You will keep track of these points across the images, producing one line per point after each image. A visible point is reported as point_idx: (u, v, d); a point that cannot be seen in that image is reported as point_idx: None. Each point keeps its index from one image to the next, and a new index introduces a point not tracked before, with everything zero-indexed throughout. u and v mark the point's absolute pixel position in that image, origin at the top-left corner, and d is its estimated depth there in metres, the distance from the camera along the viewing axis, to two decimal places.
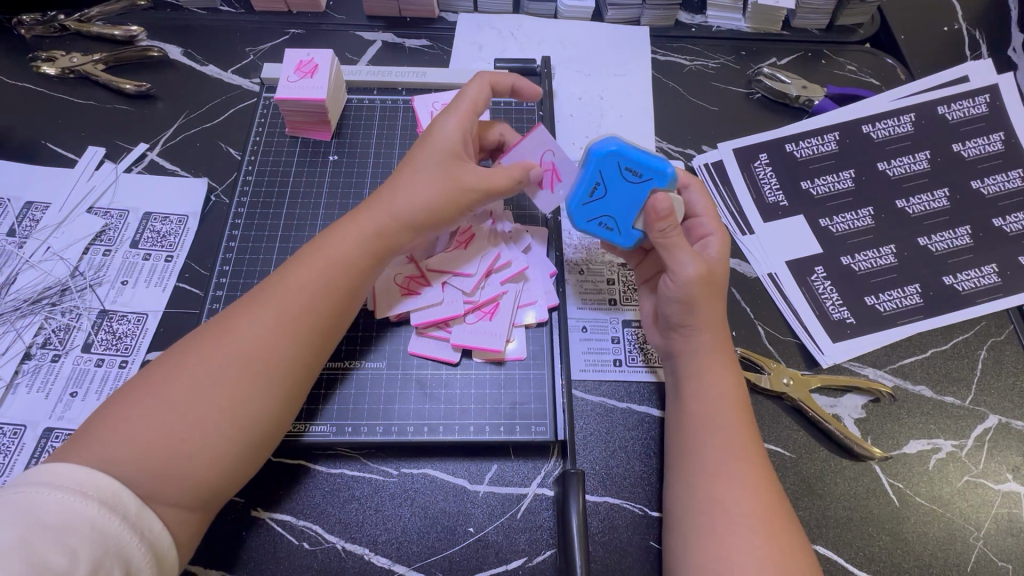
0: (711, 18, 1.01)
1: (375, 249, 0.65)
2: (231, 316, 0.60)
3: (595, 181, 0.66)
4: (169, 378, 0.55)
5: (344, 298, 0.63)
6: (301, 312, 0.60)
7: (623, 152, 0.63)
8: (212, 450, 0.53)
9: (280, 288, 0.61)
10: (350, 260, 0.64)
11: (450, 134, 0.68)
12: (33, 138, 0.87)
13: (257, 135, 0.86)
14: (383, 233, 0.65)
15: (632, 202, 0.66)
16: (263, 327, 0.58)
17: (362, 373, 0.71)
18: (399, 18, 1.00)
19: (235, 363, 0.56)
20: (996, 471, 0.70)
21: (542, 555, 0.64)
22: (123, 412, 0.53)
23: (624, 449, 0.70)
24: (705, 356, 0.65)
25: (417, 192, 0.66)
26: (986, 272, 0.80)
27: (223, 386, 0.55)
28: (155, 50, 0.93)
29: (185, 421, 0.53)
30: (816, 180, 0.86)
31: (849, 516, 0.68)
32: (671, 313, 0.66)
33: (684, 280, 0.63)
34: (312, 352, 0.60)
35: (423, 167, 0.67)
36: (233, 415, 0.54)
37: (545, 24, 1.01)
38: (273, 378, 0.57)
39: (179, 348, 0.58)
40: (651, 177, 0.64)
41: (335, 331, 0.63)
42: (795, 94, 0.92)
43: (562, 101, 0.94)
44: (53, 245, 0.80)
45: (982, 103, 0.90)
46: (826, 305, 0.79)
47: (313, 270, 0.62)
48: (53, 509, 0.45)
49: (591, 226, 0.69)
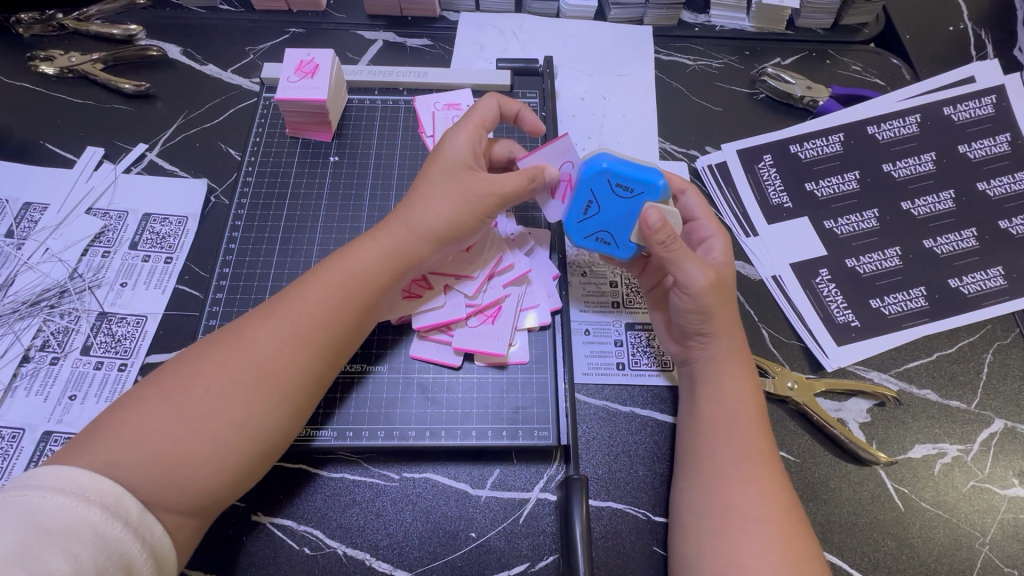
0: (715, 17, 1.00)
1: (391, 261, 0.64)
2: (245, 326, 0.59)
3: (587, 199, 0.65)
4: (179, 387, 0.54)
5: (359, 310, 0.62)
6: (316, 325, 0.59)
7: (612, 168, 0.63)
8: (221, 460, 0.53)
9: (295, 300, 0.60)
10: (366, 273, 0.63)
11: (463, 146, 0.68)
12: (31, 137, 0.87)
13: (257, 136, 0.85)
14: (399, 244, 0.65)
15: (625, 216, 0.65)
16: (277, 339, 0.58)
17: (363, 377, 0.70)
18: (400, 16, 0.99)
19: (248, 376, 0.55)
20: (1002, 476, 0.70)
21: (545, 561, 0.64)
22: (124, 416, 0.52)
23: (627, 453, 0.69)
24: (720, 361, 0.65)
25: (432, 204, 0.65)
26: (992, 274, 0.80)
27: (234, 398, 0.54)
28: (154, 49, 0.92)
29: (193, 430, 0.52)
30: (821, 181, 0.86)
31: (854, 521, 0.67)
32: (687, 324, 0.65)
33: (696, 290, 0.62)
34: (325, 364, 0.60)
35: (437, 180, 0.67)
36: (244, 427, 0.54)
37: (547, 24, 1.00)
38: (285, 391, 0.57)
39: (189, 358, 0.57)
40: (642, 190, 0.63)
41: (349, 344, 0.62)
42: (799, 94, 0.91)
43: (564, 102, 0.93)
44: (52, 246, 0.79)
45: (988, 103, 0.89)
46: (831, 308, 0.78)
47: (328, 282, 0.62)
48: (54, 513, 0.44)
49: (588, 242, 0.68)
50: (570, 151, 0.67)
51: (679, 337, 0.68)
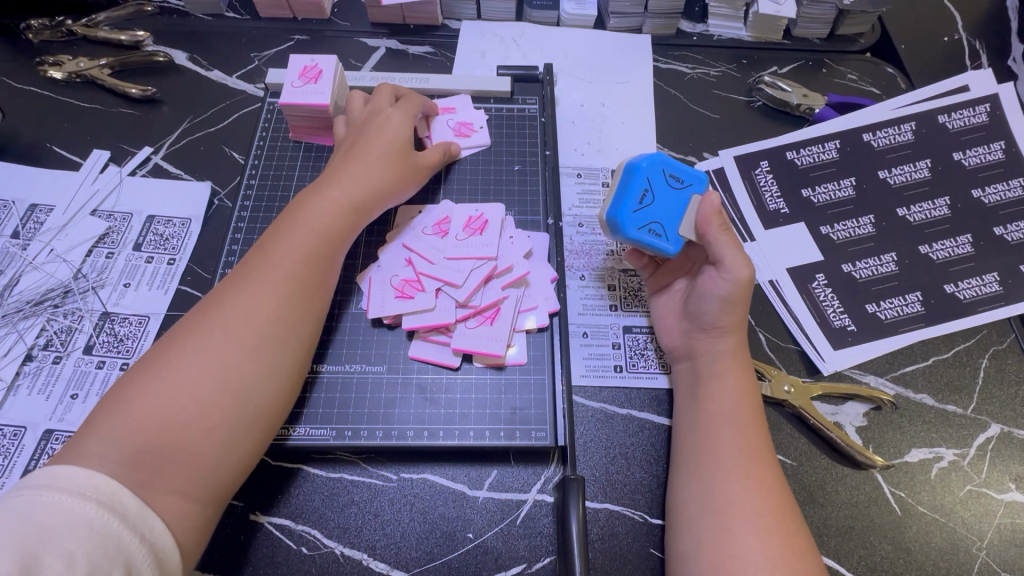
0: (713, 27, 1.01)
1: (350, 217, 0.70)
2: (218, 293, 0.62)
3: (643, 188, 0.69)
4: (163, 358, 0.56)
5: (326, 260, 0.67)
6: (292, 277, 0.63)
7: (668, 159, 0.70)
8: (210, 419, 0.54)
9: (263, 260, 0.64)
10: (326, 228, 0.67)
11: (399, 118, 0.78)
12: (38, 140, 0.88)
13: (261, 138, 0.87)
14: (355, 205, 0.70)
15: (678, 207, 0.69)
16: (248, 295, 0.61)
17: (324, 377, 0.71)
18: (403, 24, 1.00)
19: (223, 330, 0.58)
20: (999, 480, 0.70)
21: (542, 562, 0.64)
22: (139, 390, 0.53)
23: (624, 455, 0.70)
24: (724, 358, 0.67)
25: (380, 166, 0.73)
26: (987, 280, 0.80)
27: (214, 354, 0.56)
28: (161, 55, 0.93)
29: (180, 394, 0.54)
30: (817, 188, 0.87)
31: (850, 525, 0.67)
32: (709, 312, 0.67)
33: (736, 278, 0.65)
34: (300, 315, 0.63)
35: (380, 145, 0.74)
36: (229, 383, 0.56)
37: (547, 33, 1.01)
38: (264, 343, 0.59)
39: (177, 332, 0.58)
40: (692, 183, 0.70)
41: (320, 300, 0.66)
42: (796, 102, 0.92)
43: (564, 108, 0.95)
44: (57, 247, 0.80)
45: (982, 112, 0.90)
46: (828, 313, 0.79)
47: (293, 240, 0.65)
48: (50, 511, 0.44)
49: (641, 235, 0.68)
50: (496, 224, 0.78)
51: (687, 329, 0.70)
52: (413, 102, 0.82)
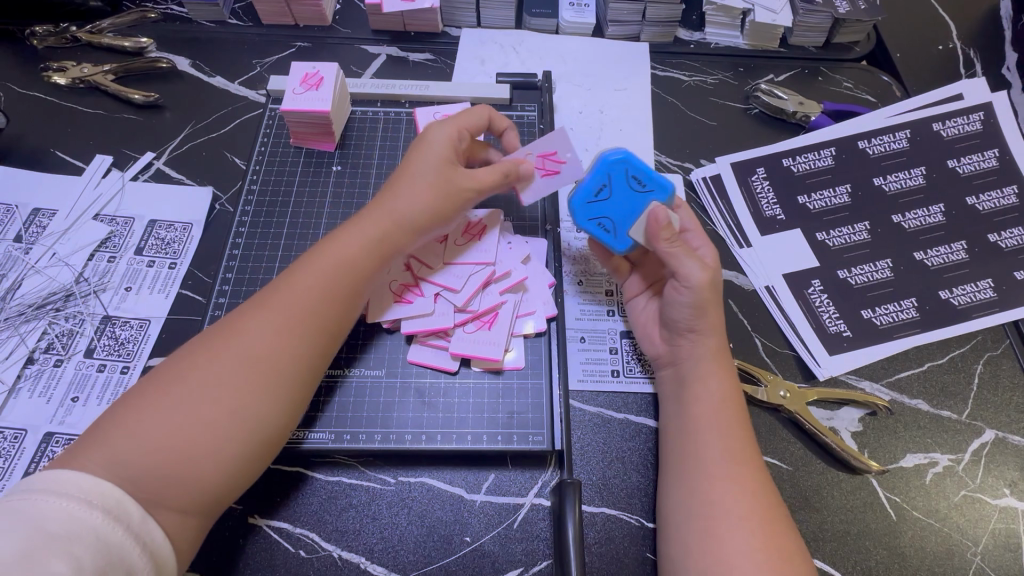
0: (710, 35, 1.02)
1: (377, 251, 0.67)
2: (239, 317, 0.61)
3: (603, 183, 0.71)
4: (177, 379, 0.56)
5: (350, 297, 0.65)
6: (312, 312, 0.62)
7: (633, 161, 0.71)
8: (219, 449, 0.54)
9: (286, 292, 0.62)
10: (353, 262, 0.66)
11: (446, 139, 0.71)
12: (42, 145, 0.89)
13: (262, 145, 0.87)
14: (382, 237, 0.68)
15: (633, 208, 0.71)
16: (269, 330, 0.59)
17: (329, 380, 0.72)
18: (403, 31, 1.01)
19: (242, 363, 0.57)
20: (993, 486, 0.70)
21: (539, 566, 0.64)
22: (151, 413, 0.53)
23: (621, 460, 0.70)
24: (709, 361, 0.67)
25: (416, 196, 0.69)
26: (981, 286, 0.81)
27: (230, 388, 0.56)
28: (164, 61, 0.94)
29: (193, 423, 0.53)
30: (813, 195, 0.87)
31: (846, 530, 0.67)
32: (680, 318, 0.67)
33: (695, 284, 0.66)
34: (317, 354, 0.62)
35: (419, 173, 0.70)
36: (242, 418, 0.55)
37: (546, 40, 1.02)
38: (280, 380, 0.58)
39: (191, 356, 0.58)
40: (654, 188, 0.71)
41: (340, 333, 0.65)
42: (791, 109, 0.93)
43: (563, 114, 0.96)
44: (59, 251, 0.81)
45: (976, 120, 0.91)
46: (824, 319, 0.79)
47: (318, 272, 0.64)
48: (58, 518, 0.45)
49: (590, 226, 0.72)
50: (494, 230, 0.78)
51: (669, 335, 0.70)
52: (467, 117, 0.74)
